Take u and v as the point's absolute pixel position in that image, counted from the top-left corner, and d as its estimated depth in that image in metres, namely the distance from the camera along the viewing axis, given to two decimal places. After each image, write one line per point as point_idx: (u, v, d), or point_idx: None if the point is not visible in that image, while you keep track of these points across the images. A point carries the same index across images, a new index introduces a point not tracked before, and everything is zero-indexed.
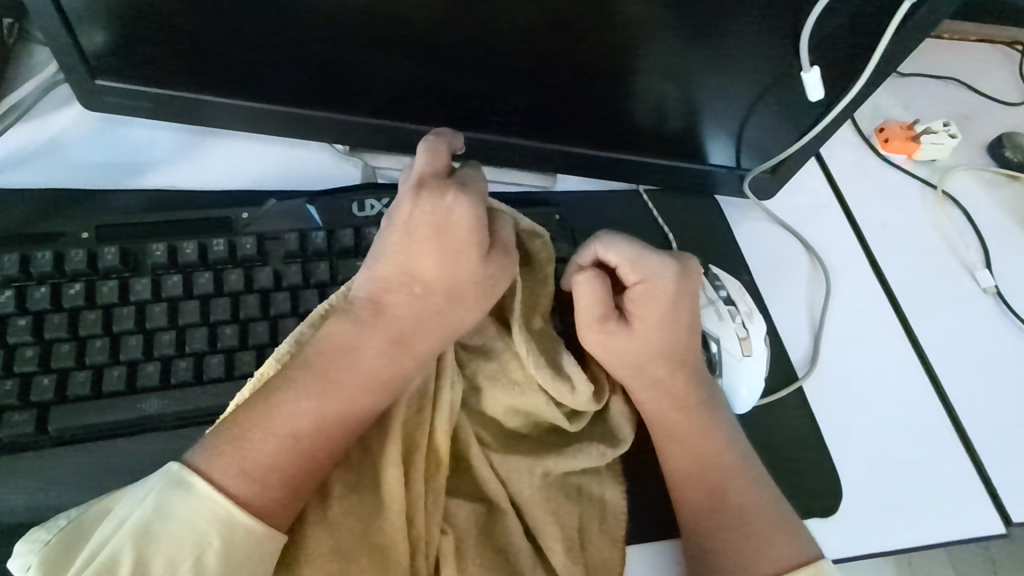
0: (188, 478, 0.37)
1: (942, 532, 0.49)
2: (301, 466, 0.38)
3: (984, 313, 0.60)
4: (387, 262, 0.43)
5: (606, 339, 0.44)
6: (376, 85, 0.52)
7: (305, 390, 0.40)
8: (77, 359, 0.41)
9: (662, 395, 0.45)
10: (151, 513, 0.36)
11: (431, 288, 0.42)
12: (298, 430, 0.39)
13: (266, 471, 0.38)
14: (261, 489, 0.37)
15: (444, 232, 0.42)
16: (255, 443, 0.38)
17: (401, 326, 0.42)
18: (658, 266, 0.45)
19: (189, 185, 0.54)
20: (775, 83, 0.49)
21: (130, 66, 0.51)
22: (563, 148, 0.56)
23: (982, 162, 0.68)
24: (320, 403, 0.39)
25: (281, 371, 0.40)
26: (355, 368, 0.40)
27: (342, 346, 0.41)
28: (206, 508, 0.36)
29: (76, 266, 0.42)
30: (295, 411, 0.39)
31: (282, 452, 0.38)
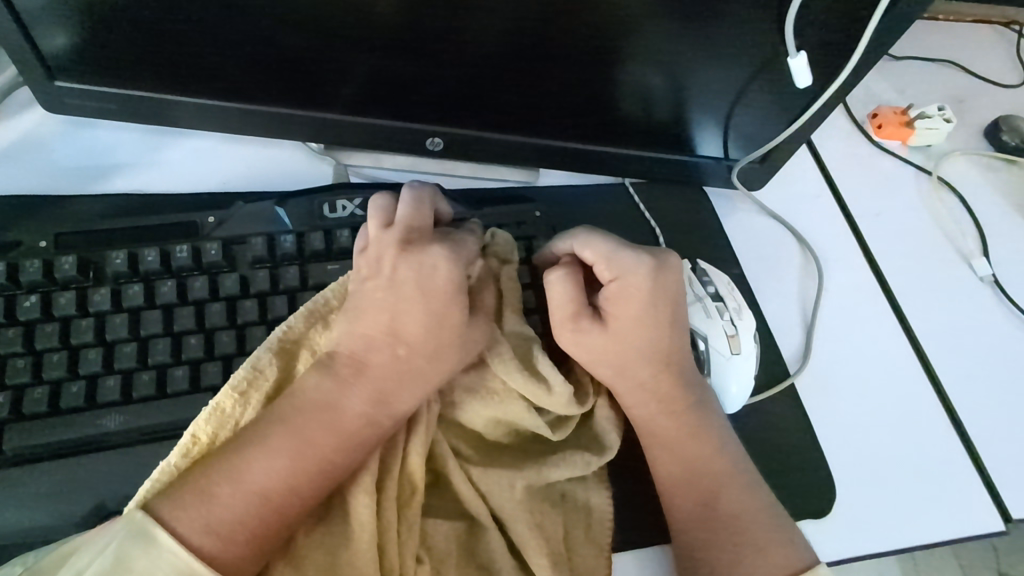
0: (152, 533, 0.34)
1: (940, 531, 0.48)
2: (271, 521, 0.37)
3: (982, 303, 0.59)
4: (368, 318, 0.42)
5: (581, 340, 0.43)
6: (348, 81, 0.50)
7: (280, 446, 0.38)
8: (33, 373, 0.40)
9: (646, 397, 0.44)
10: (111, 568, 0.33)
11: (412, 349, 0.41)
12: (270, 488, 0.37)
13: (233, 528, 0.36)
14: (227, 544, 0.35)
15: (429, 288, 0.42)
16: (222, 495, 0.36)
17: (383, 387, 0.40)
18: (632, 263, 0.44)
19: (157, 189, 0.52)
20: (762, 70, 0.47)
21: (89, 66, 0.49)
22: (544, 141, 0.54)
23: (979, 146, 0.66)
24: (295, 463, 0.38)
25: (255, 427, 0.39)
26: (332, 427, 0.39)
27: (317, 403, 0.40)
28: (169, 565, 0.34)
29: (32, 278, 0.42)
30: (270, 470, 0.37)
31: (252, 505, 0.37)
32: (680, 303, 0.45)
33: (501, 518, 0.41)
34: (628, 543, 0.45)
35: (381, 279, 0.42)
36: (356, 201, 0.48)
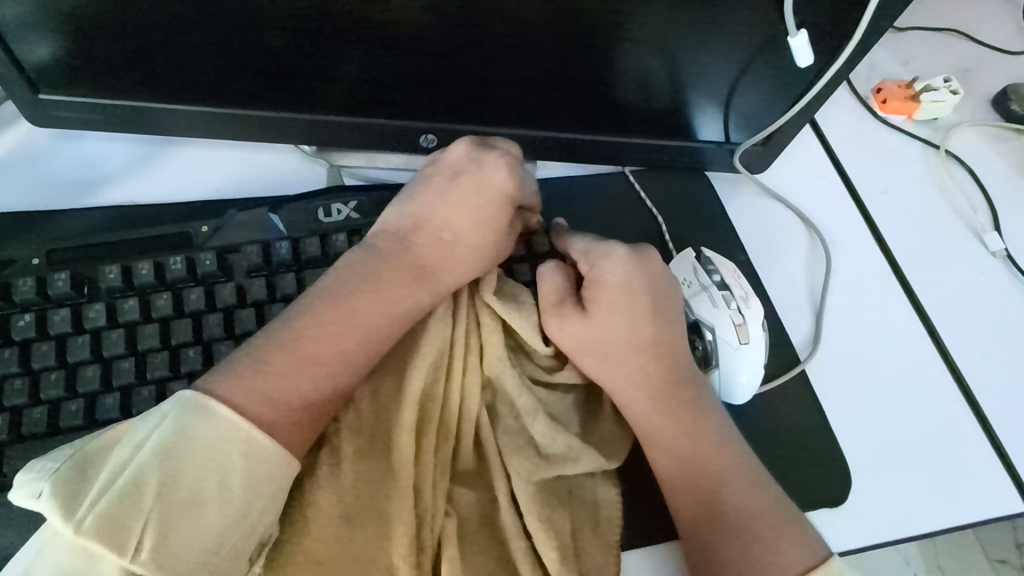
0: (209, 403, 0.36)
1: (955, 513, 0.47)
2: (317, 396, 0.39)
3: (994, 279, 0.57)
4: (425, 206, 0.45)
5: (564, 323, 0.43)
6: (338, 81, 0.49)
7: (331, 317, 0.41)
8: (31, 395, 0.40)
9: (635, 387, 0.43)
10: (174, 436, 0.35)
11: (457, 236, 0.44)
12: (323, 356, 0.39)
13: (287, 395, 0.38)
14: (282, 416, 0.37)
15: (489, 197, 0.45)
16: (283, 368, 0.38)
17: (425, 262, 0.43)
18: (609, 254, 0.45)
19: (148, 199, 0.52)
20: (761, 50, 0.46)
21: (72, 77, 0.48)
22: (540, 133, 0.53)
23: (987, 117, 0.64)
24: (340, 331, 0.40)
25: (307, 302, 0.41)
26: (381, 298, 0.42)
27: (362, 288, 0.42)
28: (229, 430, 0.36)
29: (25, 296, 0.42)
30: (321, 339, 0.40)
31: (304, 377, 0.39)
32: (669, 297, 0.45)
33: (520, 512, 0.41)
34: (637, 537, 0.45)
35: (443, 174, 0.46)
36: (350, 204, 0.47)
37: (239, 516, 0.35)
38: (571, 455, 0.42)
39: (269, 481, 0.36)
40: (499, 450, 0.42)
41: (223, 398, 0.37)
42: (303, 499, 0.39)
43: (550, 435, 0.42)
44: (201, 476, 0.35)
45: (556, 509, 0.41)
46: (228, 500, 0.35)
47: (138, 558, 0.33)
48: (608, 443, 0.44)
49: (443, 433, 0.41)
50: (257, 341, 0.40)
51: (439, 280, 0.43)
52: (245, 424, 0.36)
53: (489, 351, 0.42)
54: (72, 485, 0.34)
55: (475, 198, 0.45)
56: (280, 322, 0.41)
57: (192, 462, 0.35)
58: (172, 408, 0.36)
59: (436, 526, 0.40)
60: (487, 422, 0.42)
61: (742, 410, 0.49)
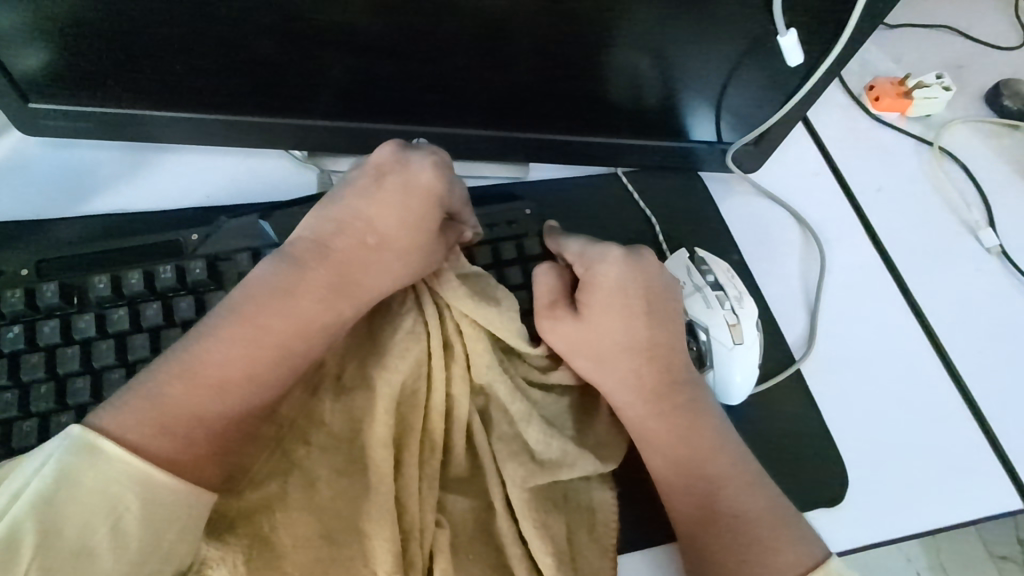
0: (94, 441, 0.34)
1: (954, 510, 0.47)
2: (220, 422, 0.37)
3: (989, 274, 0.57)
4: (342, 213, 0.42)
5: (556, 326, 0.44)
6: (328, 86, 0.49)
7: (234, 338, 0.38)
8: (21, 407, 0.40)
9: (631, 389, 0.43)
10: (55, 480, 0.33)
11: (381, 241, 0.42)
12: (226, 379, 0.38)
13: (190, 423, 0.36)
14: (181, 445, 0.36)
15: (413, 196, 0.42)
16: (177, 397, 0.37)
17: (345, 271, 0.41)
18: (602, 256, 0.44)
19: (138, 207, 0.52)
20: (751, 50, 0.46)
21: (61, 86, 0.48)
22: (532, 136, 0.53)
23: (980, 113, 0.64)
24: (245, 352, 0.38)
25: (213, 322, 0.39)
26: (289, 315, 0.39)
27: (266, 307, 0.39)
28: (116, 469, 0.34)
29: (14, 308, 0.41)
30: (223, 363, 0.38)
31: (209, 401, 0.37)
32: (665, 300, 0.45)
33: (513, 519, 0.40)
34: (634, 540, 0.44)
35: (369, 179, 0.43)
36: None
37: (138, 559, 0.33)
38: (568, 460, 0.41)
39: (172, 518, 0.34)
40: (493, 456, 0.41)
41: (113, 432, 0.35)
42: (296, 509, 0.38)
43: (545, 440, 0.41)
44: (87, 520, 0.33)
45: (552, 513, 0.41)
46: (121, 543, 0.33)
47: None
48: (604, 446, 0.44)
49: (438, 438, 0.41)
50: (155, 369, 0.38)
51: (360, 288, 0.41)
52: (136, 459, 0.34)
53: (476, 360, 0.42)
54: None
55: (399, 199, 0.42)
56: (186, 344, 0.39)
57: (76, 508, 0.33)
58: (57, 447, 0.34)
59: (427, 540, 0.39)
60: (483, 427, 0.42)
61: (738, 410, 0.49)
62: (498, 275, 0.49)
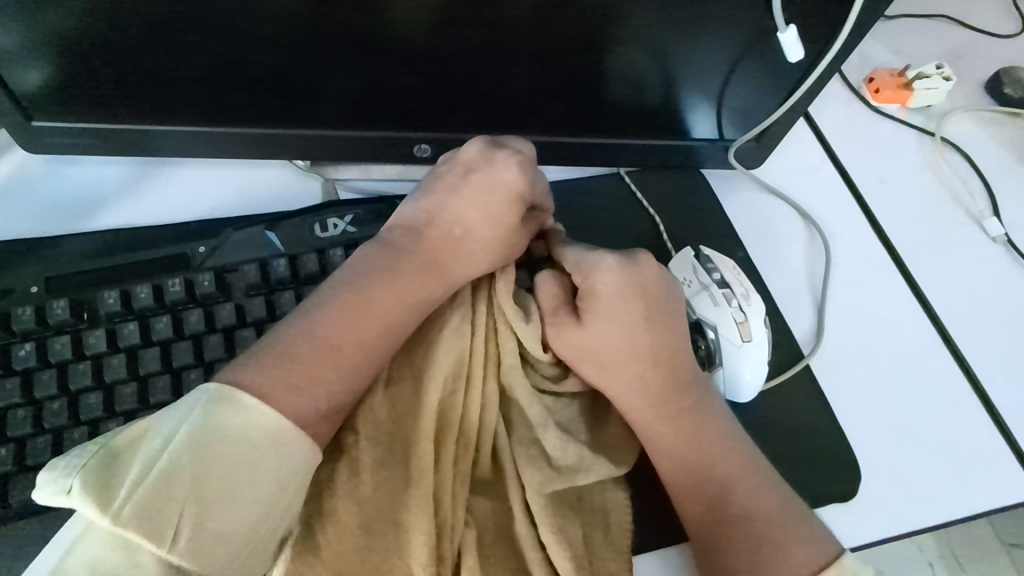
0: (236, 393, 0.36)
1: (967, 503, 0.47)
2: (343, 381, 0.39)
3: (995, 264, 0.57)
4: (440, 197, 0.45)
5: (557, 334, 0.43)
6: (330, 95, 0.49)
7: (346, 308, 0.40)
8: (34, 425, 0.40)
9: (633, 392, 0.43)
10: (200, 430, 0.34)
11: (473, 226, 0.44)
12: (341, 344, 0.39)
13: (315, 381, 0.38)
14: (313, 405, 0.37)
15: (501, 192, 0.44)
16: (300, 357, 0.38)
17: (434, 259, 0.43)
18: (600, 264, 0.43)
19: (144, 222, 0.52)
20: (750, 46, 0.46)
21: (64, 103, 0.48)
22: (534, 139, 0.53)
23: (982, 102, 0.64)
24: (359, 322, 0.40)
25: (326, 295, 0.41)
26: (393, 289, 0.42)
27: (364, 295, 0.41)
28: (258, 420, 0.35)
29: (25, 325, 0.42)
30: (345, 328, 0.40)
31: (330, 363, 0.39)
32: (664, 301, 0.44)
33: (528, 525, 0.40)
34: (648, 540, 0.45)
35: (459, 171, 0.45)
36: (347, 218, 0.47)
37: (262, 515, 0.34)
38: (583, 466, 0.41)
39: (296, 475, 0.36)
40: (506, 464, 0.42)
41: (247, 387, 0.37)
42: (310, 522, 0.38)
43: (559, 446, 0.41)
44: (233, 465, 0.34)
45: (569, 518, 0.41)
46: (261, 490, 0.34)
47: (176, 547, 0.32)
48: (616, 452, 0.43)
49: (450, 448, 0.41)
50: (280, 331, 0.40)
51: (454, 268, 0.43)
52: (270, 412, 0.36)
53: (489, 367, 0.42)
54: (100, 479, 0.32)
55: (487, 195, 0.44)
56: (305, 311, 0.41)
57: (225, 453, 0.34)
58: (198, 400, 0.36)
59: (455, 536, 0.39)
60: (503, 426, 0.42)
61: (748, 408, 0.49)
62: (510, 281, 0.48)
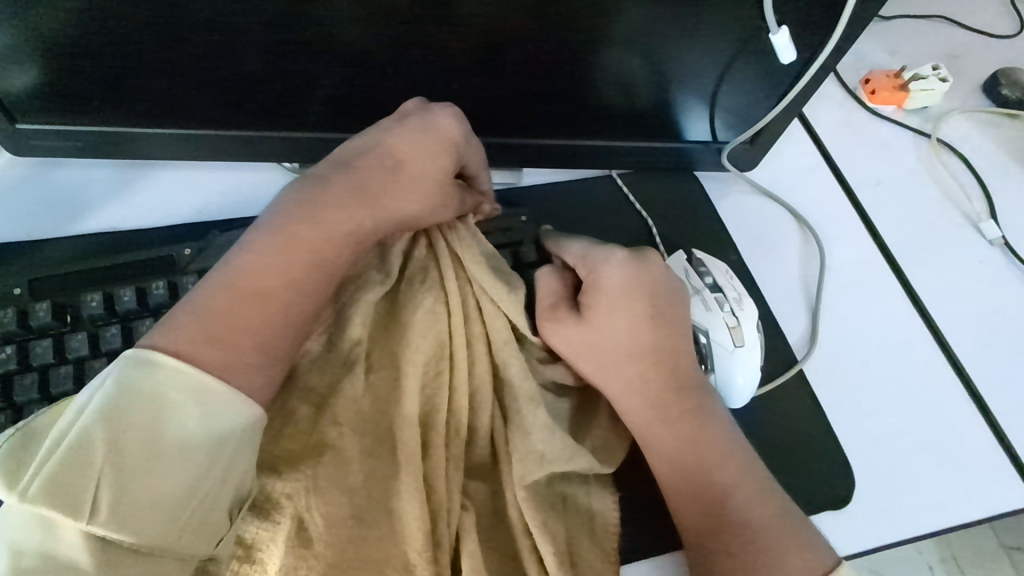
0: (151, 358, 0.34)
1: (962, 509, 0.46)
2: (272, 329, 0.37)
3: (992, 267, 0.56)
4: (369, 142, 0.43)
5: (555, 329, 0.42)
6: (317, 97, 0.48)
7: (272, 251, 0.39)
8: (13, 429, 0.39)
9: (630, 392, 0.42)
10: (115, 397, 0.33)
11: (407, 171, 0.42)
12: (267, 291, 0.38)
13: (234, 332, 0.36)
14: (231, 352, 0.36)
15: (438, 139, 0.43)
16: (225, 308, 0.37)
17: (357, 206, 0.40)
18: (605, 257, 0.44)
19: (131, 223, 0.51)
20: (742, 48, 0.45)
21: (50, 106, 0.47)
22: (525, 141, 0.53)
23: (979, 103, 0.64)
24: (286, 266, 0.39)
25: (248, 244, 0.39)
26: (322, 230, 0.40)
27: (286, 244, 0.39)
28: (172, 383, 0.34)
29: (7, 328, 0.40)
30: (262, 276, 0.38)
31: (253, 312, 0.37)
32: (670, 301, 0.44)
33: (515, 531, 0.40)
34: (637, 545, 0.44)
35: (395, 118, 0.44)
36: None
37: (196, 480, 0.33)
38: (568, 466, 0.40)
39: (227, 436, 0.34)
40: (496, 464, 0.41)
41: (169, 348, 0.35)
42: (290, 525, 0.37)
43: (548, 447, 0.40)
44: (150, 432, 0.33)
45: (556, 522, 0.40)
46: (187, 455, 0.33)
47: (97, 518, 0.31)
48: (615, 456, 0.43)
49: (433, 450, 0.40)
50: (201, 287, 0.38)
51: (389, 212, 0.41)
52: (185, 371, 0.34)
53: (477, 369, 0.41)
54: (16, 458, 0.32)
55: (423, 143, 0.42)
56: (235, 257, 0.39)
57: (139, 420, 0.33)
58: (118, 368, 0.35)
59: (453, 521, 0.39)
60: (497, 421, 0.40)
61: (740, 412, 0.49)
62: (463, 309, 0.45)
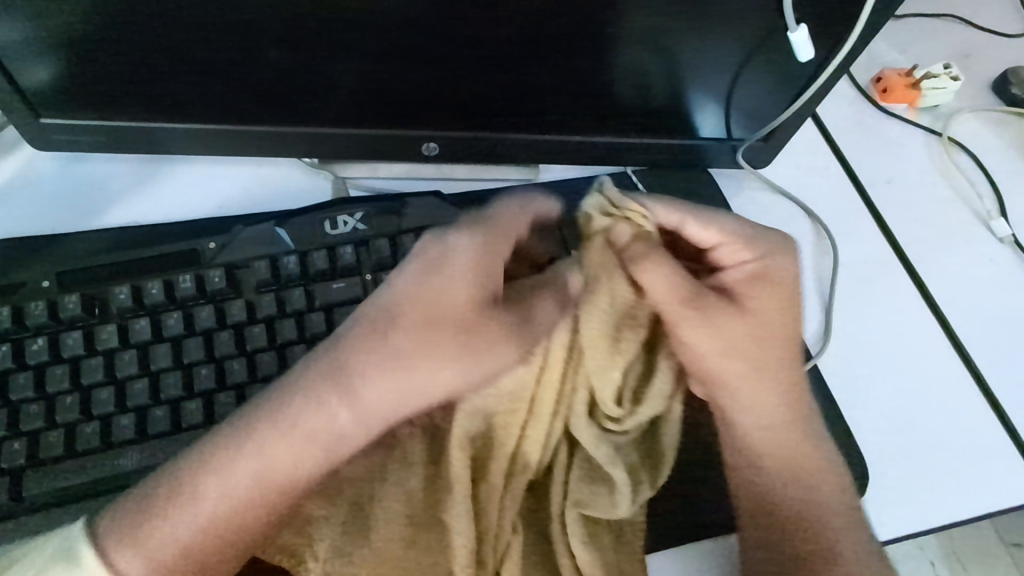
0: None
1: (974, 502, 0.47)
2: (229, 534, 0.37)
3: (1002, 264, 0.57)
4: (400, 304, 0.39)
5: (728, 322, 0.41)
6: (338, 93, 0.49)
7: (236, 460, 0.37)
8: (47, 418, 0.39)
9: (741, 379, 0.42)
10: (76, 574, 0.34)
11: (415, 346, 0.38)
12: (211, 518, 0.36)
13: (193, 543, 0.36)
14: (189, 555, 0.36)
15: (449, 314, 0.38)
16: (168, 532, 0.36)
17: (383, 375, 0.38)
18: (779, 246, 0.44)
19: (154, 218, 0.52)
20: (759, 46, 0.46)
21: (74, 100, 0.48)
22: (542, 138, 0.53)
23: (988, 101, 0.64)
24: (253, 487, 0.37)
25: (258, 415, 0.38)
26: (263, 459, 0.37)
27: (302, 426, 0.37)
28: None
29: (38, 320, 0.41)
30: (217, 505, 0.36)
31: (207, 522, 0.36)
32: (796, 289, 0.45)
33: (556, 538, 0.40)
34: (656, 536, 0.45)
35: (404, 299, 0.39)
36: (357, 216, 0.45)
37: None
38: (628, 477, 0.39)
39: None
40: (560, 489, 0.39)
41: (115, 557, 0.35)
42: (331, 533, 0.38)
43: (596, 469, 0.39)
44: None
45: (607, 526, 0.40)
46: None
47: None
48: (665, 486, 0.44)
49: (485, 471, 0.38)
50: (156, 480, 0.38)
51: (366, 398, 0.37)
52: None
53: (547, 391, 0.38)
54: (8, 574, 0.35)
55: (460, 342, 0.38)
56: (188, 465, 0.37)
57: None
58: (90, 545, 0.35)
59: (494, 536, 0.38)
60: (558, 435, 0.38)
61: None
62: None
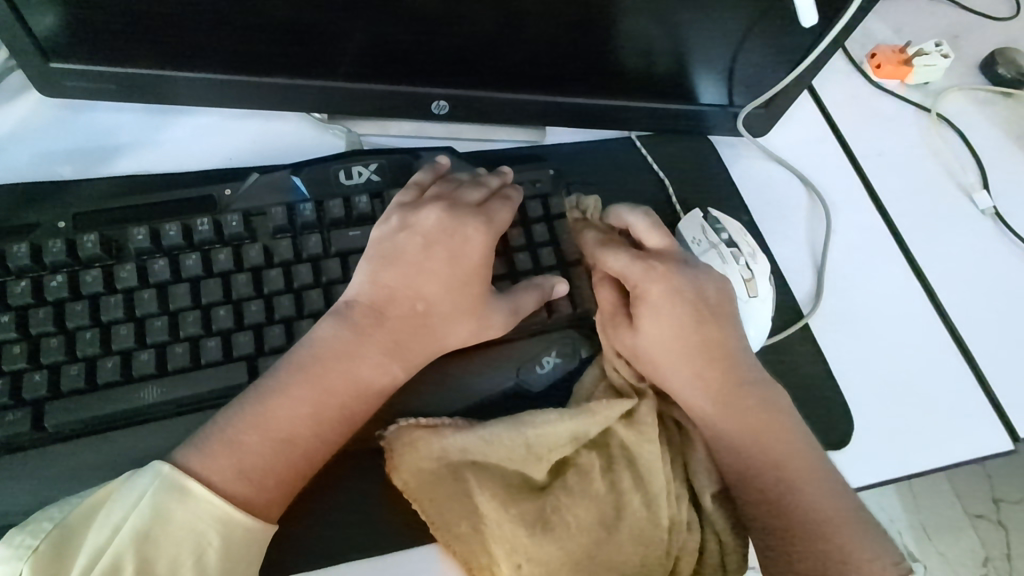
0: (188, 485, 0.37)
1: (951, 453, 0.50)
2: (297, 466, 0.40)
3: (984, 234, 0.60)
4: (390, 269, 0.44)
5: (716, 333, 0.46)
6: (350, 48, 0.49)
7: (305, 389, 0.40)
8: (67, 352, 0.41)
9: (698, 389, 0.44)
10: (146, 519, 0.36)
11: (429, 303, 0.44)
12: (289, 433, 0.40)
13: (262, 473, 0.39)
14: (256, 484, 0.38)
15: (465, 299, 0.44)
16: (249, 442, 0.39)
17: (394, 291, 0.44)
18: (703, 275, 0.46)
19: (162, 168, 0.52)
20: (764, 14, 0.47)
21: (84, 45, 0.48)
22: (550, 99, 0.54)
23: (976, 81, 0.66)
24: (313, 409, 0.40)
25: (294, 353, 0.41)
26: (346, 379, 0.41)
27: (337, 350, 0.41)
28: (201, 510, 0.37)
29: (56, 258, 0.42)
30: (288, 418, 0.40)
31: (275, 451, 0.39)
32: (720, 305, 0.46)
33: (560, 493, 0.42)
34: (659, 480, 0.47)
35: (401, 229, 0.45)
36: (371, 166, 0.48)
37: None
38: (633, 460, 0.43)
39: (247, 550, 0.37)
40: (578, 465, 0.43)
41: (200, 473, 0.38)
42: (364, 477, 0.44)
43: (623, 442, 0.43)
44: (175, 553, 0.36)
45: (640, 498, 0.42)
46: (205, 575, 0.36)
47: None
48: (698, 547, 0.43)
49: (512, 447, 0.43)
50: (230, 411, 0.40)
51: (389, 316, 0.43)
52: (216, 501, 0.37)
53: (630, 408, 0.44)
54: (54, 555, 0.36)
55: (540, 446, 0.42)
56: (264, 389, 0.40)
57: (170, 542, 0.36)
58: (149, 485, 0.37)
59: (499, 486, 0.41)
60: (585, 413, 0.43)
61: None
62: (507, 262, 0.48)
